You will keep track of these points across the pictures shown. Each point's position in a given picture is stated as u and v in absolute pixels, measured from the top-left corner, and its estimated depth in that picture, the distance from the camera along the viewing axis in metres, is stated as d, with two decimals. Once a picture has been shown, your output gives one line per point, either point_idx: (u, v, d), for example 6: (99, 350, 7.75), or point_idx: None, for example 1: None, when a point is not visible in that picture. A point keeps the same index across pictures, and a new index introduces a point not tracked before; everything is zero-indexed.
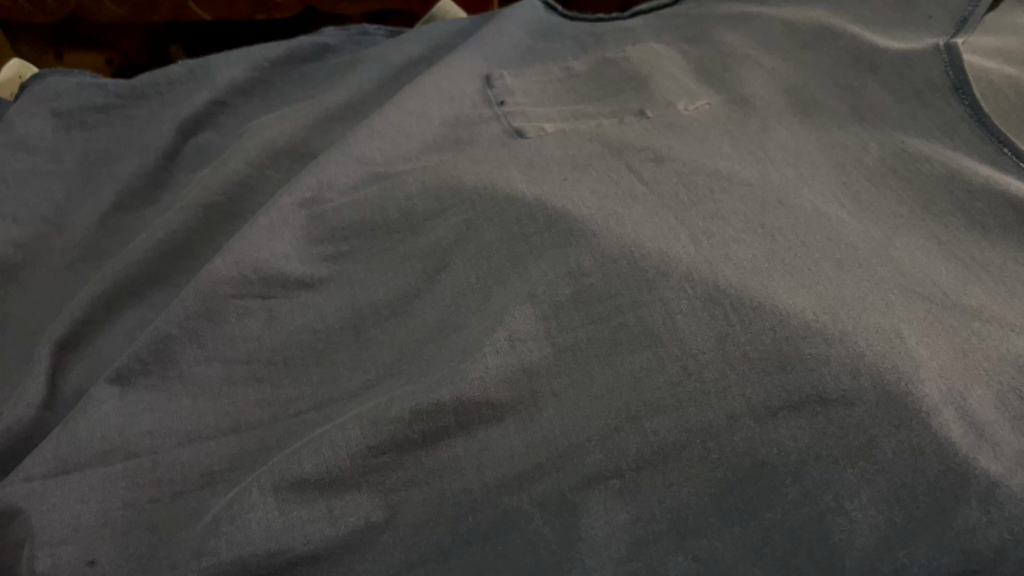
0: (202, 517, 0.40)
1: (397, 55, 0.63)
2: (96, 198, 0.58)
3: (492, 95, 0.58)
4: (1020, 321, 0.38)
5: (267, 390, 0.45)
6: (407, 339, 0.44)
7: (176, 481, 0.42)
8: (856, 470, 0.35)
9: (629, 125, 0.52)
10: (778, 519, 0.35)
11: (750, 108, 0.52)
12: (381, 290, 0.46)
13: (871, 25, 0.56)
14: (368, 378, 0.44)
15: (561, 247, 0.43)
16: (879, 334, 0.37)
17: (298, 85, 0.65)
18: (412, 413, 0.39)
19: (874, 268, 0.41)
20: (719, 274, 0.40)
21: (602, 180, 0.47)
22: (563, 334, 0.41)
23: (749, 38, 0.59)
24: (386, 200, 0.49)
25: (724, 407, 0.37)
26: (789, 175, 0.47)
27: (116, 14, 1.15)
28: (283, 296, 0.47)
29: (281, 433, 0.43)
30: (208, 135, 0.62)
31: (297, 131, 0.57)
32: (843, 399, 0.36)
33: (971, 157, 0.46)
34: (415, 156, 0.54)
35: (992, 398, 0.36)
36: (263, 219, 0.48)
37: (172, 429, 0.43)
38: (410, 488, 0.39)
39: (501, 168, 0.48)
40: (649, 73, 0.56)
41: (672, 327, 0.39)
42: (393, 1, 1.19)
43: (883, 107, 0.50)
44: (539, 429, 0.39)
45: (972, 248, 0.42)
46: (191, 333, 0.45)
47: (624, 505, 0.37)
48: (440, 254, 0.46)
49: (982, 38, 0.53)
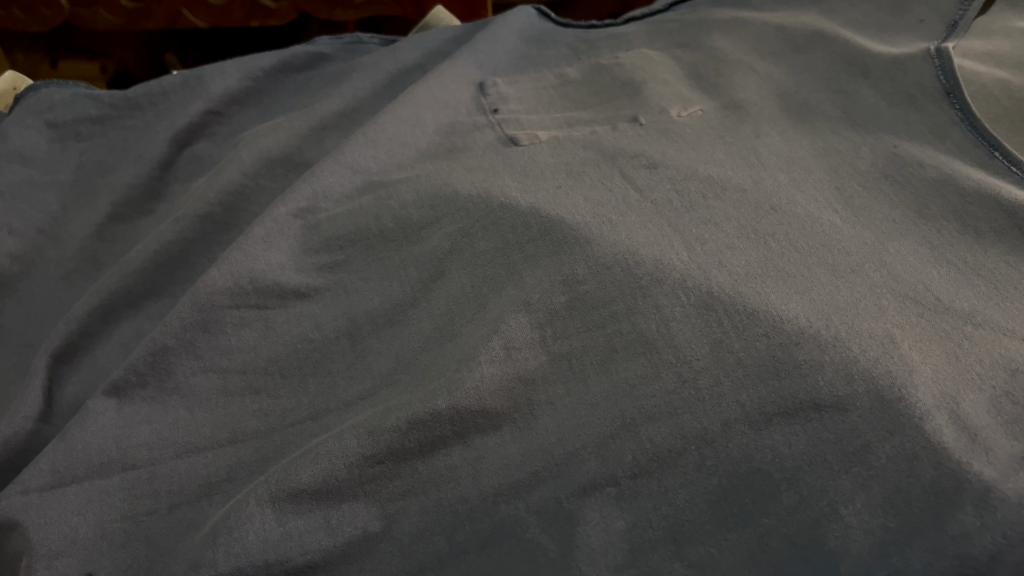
0: (199, 528, 0.40)
1: (391, 63, 0.63)
2: (91, 209, 0.58)
3: (486, 103, 0.58)
4: (1013, 325, 0.39)
5: (263, 400, 0.45)
6: (402, 347, 0.44)
7: (173, 492, 0.42)
8: (851, 475, 0.35)
9: (623, 131, 0.52)
10: (775, 525, 0.35)
11: (743, 114, 0.53)
12: (377, 299, 0.46)
13: (863, 28, 0.57)
14: (364, 387, 0.44)
15: (556, 255, 0.43)
16: (872, 340, 0.38)
17: (294, 94, 0.65)
18: (409, 423, 0.39)
19: (867, 273, 0.41)
20: (713, 280, 0.41)
21: (595, 187, 0.47)
22: (559, 342, 0.41)
23: (741, 44, 0.59)
24: (381, 209, 0.49)
25: (719, 414, 0.37)
26: (782, 180, 0.47)
27: (111, 23, 1.15)
28: (279, 307, 0.47)
29: (278, 443, 0.43)
30: (204, 144, 0.62)
31: (292, 140, 0.57)
32: (837, 405, 0.36)
33: (963, 161, 0.46)
34: (409, 164, 0.54)
35: (986, 402, 0.36)
36: (259, 229, 0.48)
37: (169, 440, 0.43)
38: (407, 498, 0.39)
39: (495, 176, 0.48)
40: (642, 79, 0.56)
41: (667, 334, 0.39)
42: (386, 8, 1.19)
43: (875, 112, 0.51)
44: (535, 437, 0.39)
45: (966, 252, 0.42)
46: (188, 344, 0.45)
47: (621, 512, 0.37)
48: (435, 262, 0.46)
49: (973, 42, 0.53)
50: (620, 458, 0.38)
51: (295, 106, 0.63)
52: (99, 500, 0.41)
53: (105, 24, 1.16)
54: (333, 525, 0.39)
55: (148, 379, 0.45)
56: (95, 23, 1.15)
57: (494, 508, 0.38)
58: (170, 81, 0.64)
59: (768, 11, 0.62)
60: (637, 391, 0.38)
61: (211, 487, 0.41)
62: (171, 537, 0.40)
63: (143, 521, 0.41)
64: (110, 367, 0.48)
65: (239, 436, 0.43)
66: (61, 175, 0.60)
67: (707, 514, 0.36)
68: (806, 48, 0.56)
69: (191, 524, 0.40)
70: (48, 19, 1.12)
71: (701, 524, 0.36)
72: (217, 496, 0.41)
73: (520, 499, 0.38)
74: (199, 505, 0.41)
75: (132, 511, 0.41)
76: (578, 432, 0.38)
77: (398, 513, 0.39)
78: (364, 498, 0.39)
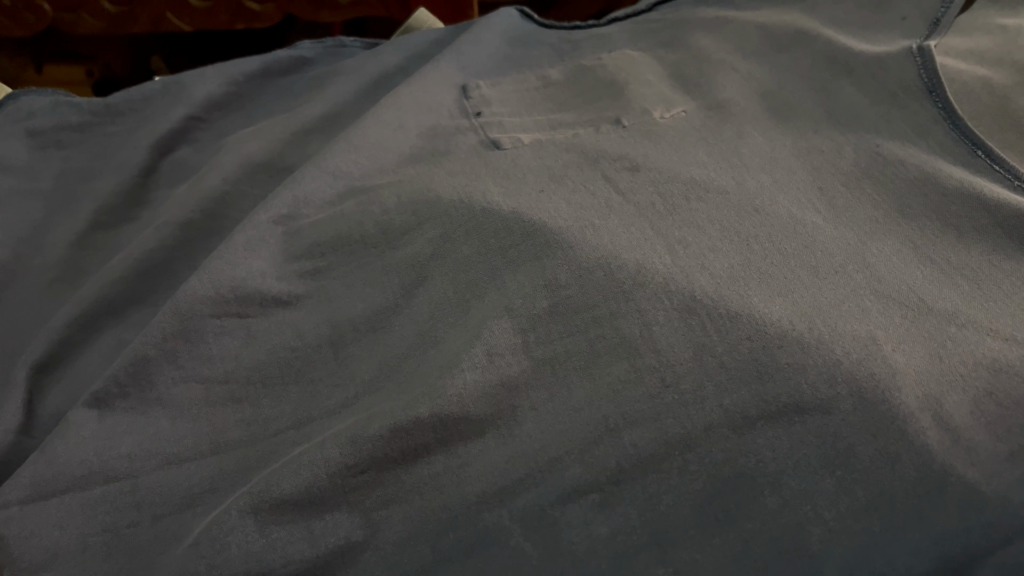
0: (180, 541, 0.39)
1: (374, 66, 0.63)
2: (72, 217, 0.57)
3: (469, 105, 0.58)
4: (996, 324, 0.39)
5: (245, 410, 0.44)
6: (385, 354, 0.44)
7: (156, 503, 0.41)
8: (835, 478, 0.35)
9: (606, 133, 0.52)
10: (759, 529, 0.35)
11: (726, 114, 0.52)
12: (359, 306, 0.46)
13: (845, 26, 0.56)
14: (347, 396, 0.43)
15: (538, 259, 0.43)
16: (855, 342, 0.38)
17: (276, 99, 0.65)
18: (391, 431, 0.39)
19: (850, 274, 0.41)
20: (696, 283, 0.40)
21: (578, 190, 0.47)
22: (541, 347, 0.41)
23: (724, 43, 0.59)
24: (363, 216, 0.49)
25: (702, 418, 0.37)
26: (765, 181, 0.47)
27: (95, 27, 1.15)
28: (262, 315, 0.47)
29: (260, 453, 0.42)
30: (186, 150, 0.62)
31: (274, 146, 0.57)
32: (820, 408, 0.36)
33: (946, 159, 0.46)
34: (393, 169, 0.54)
35: (968, 404, 0.36)
36: (240, 236, 0.48)
37: (151, 452, 0.43)
38: (391, 507, 0.39)
39: (478, 180, 0.48)
40: (625, 80, 0.56)
41: (650, 337, 0.39)
42: (372, 9, 1.19)
43: (857, 110, 0.50)
44: (518, 444, 0.39)
45: (948, 252, 0.42)
46: (170, 353, 0.45)
47: (604, 519, 0.37)
48: (417, 268, 0.46)
49: (955, 39, 0.53)
50: (602, 461, 0.37)
51: (277, 111, 0.63)
52: (79, 512, 0.41)
53: (88, 28, 1.15)
54: (315, 535, 0.39)
55: (129, 389, 0.44)
56: (77, 27, 1.15)
57: (477, 514, 0.38)
58: (151, 88, 0.63)
59: (751, 9, 0.62)
60: (620, 396, 0.38)
61: (193, 498, 0.41)
62: (150, 549, 0.40)
63: (124, 533, 0.40)
64: (91, 376, 0.47)
65: (222, 447, 0.43)
66: (42, 182, 0.59)
67: (691, 518, 0.36)
68: (788, 47, 0.56)
69: (172, 535, 0.40)
70: (30, 24, 1.12)
71: (685, 528, 0.36)
72: (198, 506, 0.41)
73: (503, 505, 0.38)
74: (179, 515, 0.41)
75: (113, 523, 0.41)
76: (562, 437, 0.38)
77: (381, 522, 0.39)
78: (347, 506, 0.39)
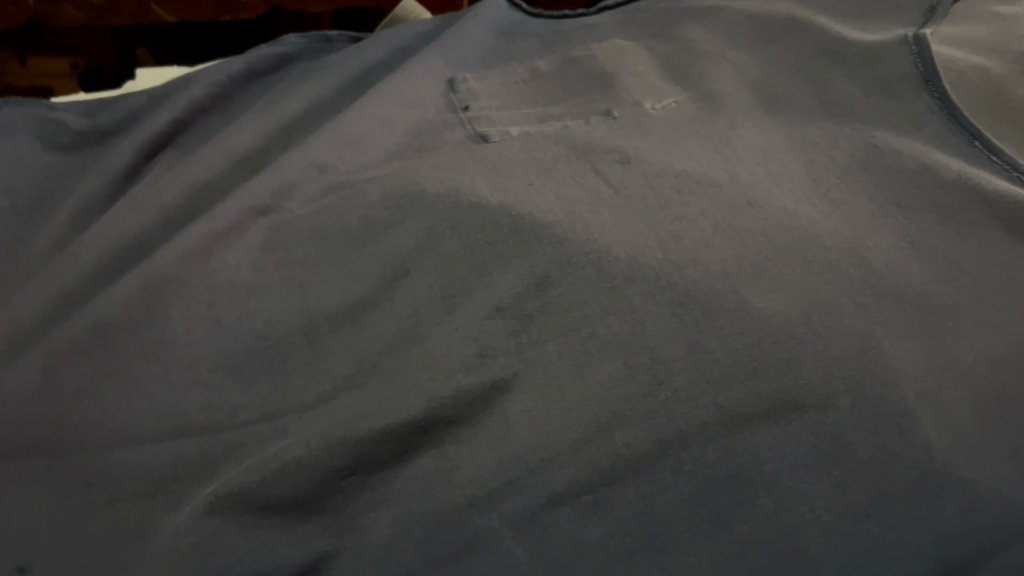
0: (145, 540, 0.38)
1: (359, 60, 0.62)
2: (48, 212, 0.56)
3: (456, 99, 0.56)
4: (995, 320, 0.38)
5: (210, 398, 0.42)
6: (364, 348, 0.42)
7: (112, 485, 0.40)
8: (832, 478, 0.35)
9: (595, 125, 0.50)
10: (753, 533, 0.35)
11: (718, 104, 0.51)
12: (336, 298, 0.43)
13: (839, 15, 0.56)
14: (324, 391, 0.41)
15: (527, 254, 0.42)
16: (851, 338, 0.37)
17: (260, 93, 0.64)
18: (377, 434, 0.38)
19: (846, 268, 0.40)
20: (689, 279, 0.40)
21: (567, 184, 0.46)
22: (532, 346, 0.39)
23: (716, 32, 0.58)
24: (346, 208, 0.47)
25: (695, 416, 0.36)
26: (758, 175, 0.46)
27: (78, 19, 1.13)
28: (232, 304, 0.45)
29: (227, 445, 0.41)
30: (167, 147, 0.60)
31: (256, 140, 0.56)
32: (816, 405, 0.36)
33: (943, 151, 0.45)
34: (376, 165, 0.51)
35: (967, 402, 0.36)
36: (211, 219, 0.49)
37: (109, 430, 0.42)
38: (378, 510, 0.38)
39: (464, 174, 0.47)
40: (615, 71, 0.55)
41: (641, 334, 0.38)
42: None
43: (852, 100, 0.49)
44: (507, 445, 0.38)
45: (945, 246, 0.41)
46: (143, 348, 0.44)
47: (596, 522, 0.36)
48: (398, 260, 0.43)
49: (950, 28, 0.52)
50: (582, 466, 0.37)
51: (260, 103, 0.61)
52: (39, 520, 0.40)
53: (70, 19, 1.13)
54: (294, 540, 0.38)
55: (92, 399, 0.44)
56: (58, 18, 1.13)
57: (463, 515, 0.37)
58: None
59: None
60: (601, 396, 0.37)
61: (165, 495, 0.39)
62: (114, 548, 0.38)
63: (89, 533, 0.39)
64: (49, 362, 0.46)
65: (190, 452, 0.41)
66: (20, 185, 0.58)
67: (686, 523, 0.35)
68: (781, 38, 0.55)
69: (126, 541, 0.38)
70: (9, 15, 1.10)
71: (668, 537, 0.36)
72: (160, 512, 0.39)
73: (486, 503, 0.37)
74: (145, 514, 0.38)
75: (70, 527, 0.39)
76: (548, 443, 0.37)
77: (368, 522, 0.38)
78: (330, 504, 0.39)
